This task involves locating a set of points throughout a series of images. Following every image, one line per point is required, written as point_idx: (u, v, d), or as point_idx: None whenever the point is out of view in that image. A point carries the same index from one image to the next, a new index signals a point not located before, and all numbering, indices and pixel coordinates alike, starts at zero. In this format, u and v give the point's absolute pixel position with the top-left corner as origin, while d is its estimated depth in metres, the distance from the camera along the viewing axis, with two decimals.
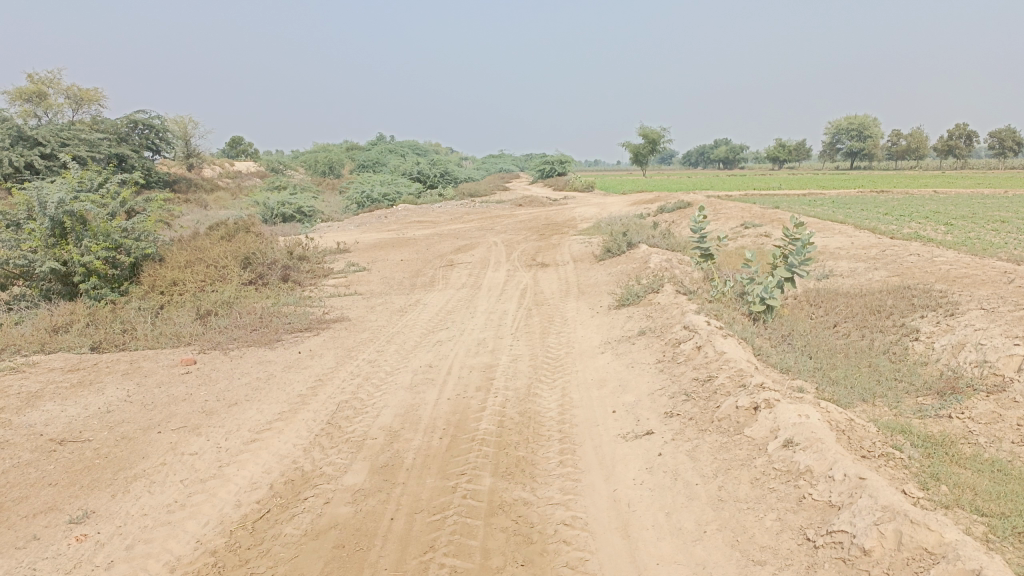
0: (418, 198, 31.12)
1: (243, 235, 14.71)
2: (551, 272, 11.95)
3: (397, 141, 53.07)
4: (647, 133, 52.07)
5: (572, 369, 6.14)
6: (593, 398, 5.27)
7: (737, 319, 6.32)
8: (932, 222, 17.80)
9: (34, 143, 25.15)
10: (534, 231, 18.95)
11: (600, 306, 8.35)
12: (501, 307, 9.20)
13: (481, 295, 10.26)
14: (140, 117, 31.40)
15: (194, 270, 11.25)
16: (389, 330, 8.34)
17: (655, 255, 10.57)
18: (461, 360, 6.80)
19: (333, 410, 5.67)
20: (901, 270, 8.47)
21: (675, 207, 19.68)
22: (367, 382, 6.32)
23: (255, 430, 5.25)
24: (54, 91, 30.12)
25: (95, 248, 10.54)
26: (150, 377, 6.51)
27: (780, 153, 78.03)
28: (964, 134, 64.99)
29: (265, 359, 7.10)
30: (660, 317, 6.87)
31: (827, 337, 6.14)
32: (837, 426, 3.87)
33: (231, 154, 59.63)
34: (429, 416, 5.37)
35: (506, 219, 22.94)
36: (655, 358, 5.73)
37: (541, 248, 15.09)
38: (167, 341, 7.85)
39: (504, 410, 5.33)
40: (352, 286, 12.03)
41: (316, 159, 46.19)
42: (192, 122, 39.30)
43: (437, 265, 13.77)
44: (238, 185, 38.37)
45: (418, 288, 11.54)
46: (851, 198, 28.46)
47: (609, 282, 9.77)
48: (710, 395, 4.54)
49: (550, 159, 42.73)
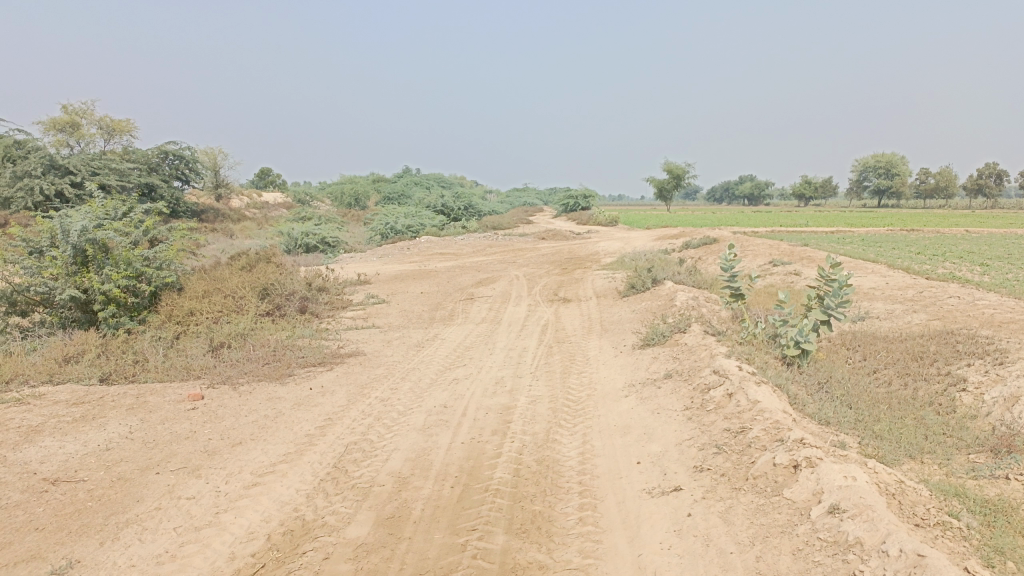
0: (441, 231, 31.07)
1: (263, 266, 14.58)
2: (573, 308, 11.64)
3: (422, 174, 53.41)
4: (672, 168, 51.98)
5: (594, 414, 5.81)
6: (616, 447, 4.93)
7: (770, 363, 5.96)
8: (968, 263, 17.28)
9: (66, 172, 25.50)
10: (556, 266, 18.67)
11: (624, 346, 8.02)
12: (521, 344, 8.90)
13: (501, 331, 9.97)
14: (171, 148, 31.83)
15: (211, 301, 11.10)
16: (404, 366, 8.06)
17: (681, 293, 10.23)
18: (477, 400, 6.49)
19: (341, 452, 5.38)
20: (941, 314, 8.06)
21: (701, 242, 19.33)
22: (379, 423, 6.03)
23: (257, 474, 4.97)
24: (88, 121, 30.66)
25: (115, 276, 10.42)
26: (154, 413, 6.28)
27: (806, 191, 77.40)
28: (995, 174, 64.13)
29: (275, 395, 6.85)
30: (687, 358, 6.53)
31: (867, 386, 5.77)
32: (886, 489, 3.51)
33: (259, 184, 60.34)
34: (441, 461, 5.05)
35: (528, 252, 22.70)
36: (682, 404, 5.38)
37: (563, 283, 14.80)
38: (177, 374, 7.65)
39: (521, 457, 5.00)
40: (371, 319, 11.80)
41: (341, 191, 46.49)
42: (221, 152, 39.80)
43: (457, 298, 13.52)
44: (264, 215, 38.67)
45: (437, 322, 11.28)
46: (881, 237, 27.95)
47: (633, 320, 9.44)
48: (744, 449, 4.19)
49: (574, 194, 42.67)
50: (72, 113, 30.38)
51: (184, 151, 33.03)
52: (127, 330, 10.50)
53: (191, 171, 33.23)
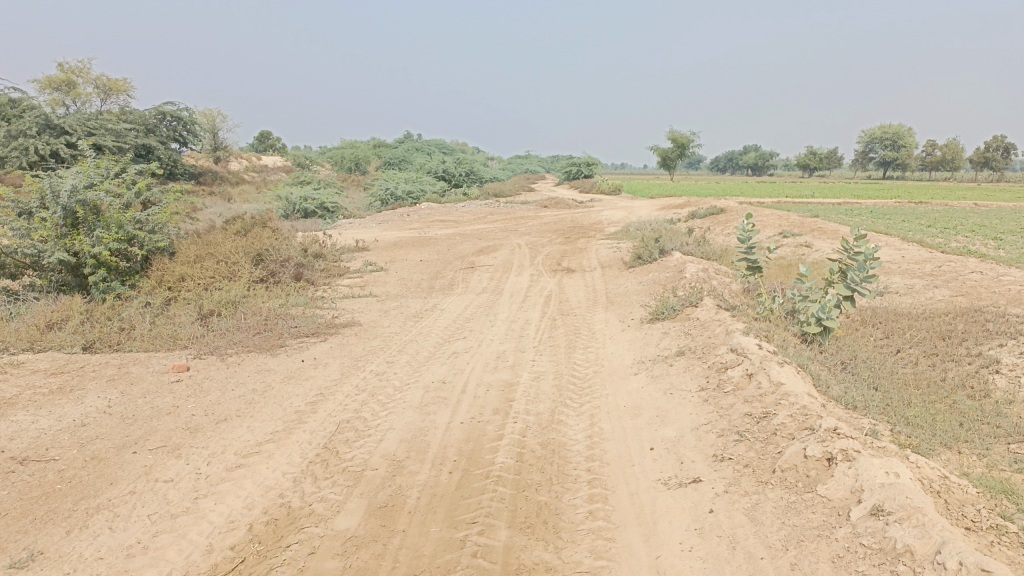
0: (442, 197, 30.58)
1: (258, 230, 14.17)
2: (577, 279, 11.27)
3: (424, 140, 52.70)
4: (676, 137, 51.28)
5: (601, 393, 5.46)
6: (627, 431, 4.59)
7: (790, 340, 5.59)
8: (981, 236, 16.86)
9: (61, 132, 24.95)
10: (559, 235, 18.24)
11: (631, 319, 7.66)
12: (524, 316, 8.53)
13: (503, 301, 9.61)
14: (168, 109, 31.19)
15: (204, 266, 10.72)
16: (402, 338, 7.71)
17: (690, 264, 9.84)
18: (477, 376, 6.15)
19: (332, 430, 5.04)
20: (965, 290, 7.67)
21: (707, 212, 18.89)
22: (373, 399, 5.69)
23: (241, 455, 4.63)
24: (83, 81, 29.98)
25: (106, 239, 10.01)
26: (136, 386, 5.94)
27: (811, 162, 76.62)
28: (1001, 147, 63.39)
29: (264, 367, 6.51)
30: (700, 334, 6.17)
31: (894, 367, 5.41)
32: (931, 486, 3.16)
33: (259, 148, 59.61)
34: (438, 443, 4.71)
35: (530, 220, 22.26)
36: (697, 385, 5.03)
37: (567, 252, 14.40)
38: (164, 343, 7.29)
39: (524, 440, 4.66)
40: (368, 288, 11.43)
41: (341, 155, 45.84)
42: (219, 114, 39.12)
43: (457, 267, 13.13)
44: (263, 179, 38.10)
45: (436, 291, 10.92)
46: (888, 209, 27.50)
47: (641, 292, 9.07)
48: (769, 437, 3.84)
49: (577, 161, 42.08)
50: (67, 72, 29.69)
51: (182, 113, 32.39)
52: (118, 295, 10.09)
53: (189, 133, 32.62)
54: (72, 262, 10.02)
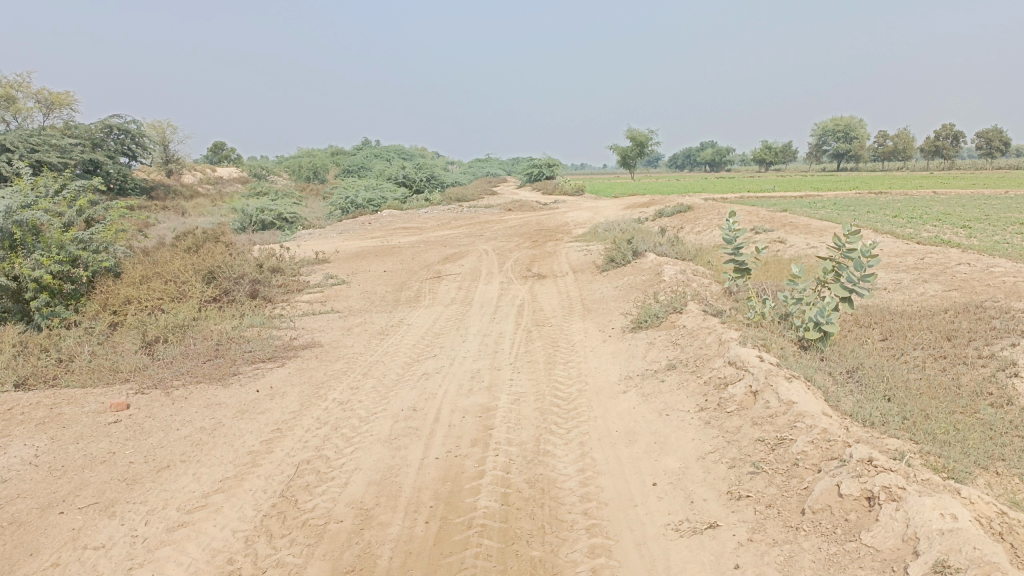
0: (404, 203, 29.94)
1: (210, 246, 13.43)
2: (549, 285, 10.78)
3: (383, 147, 51.94)
4: (635, 135, 51.25)
5: (589, 415, 4.96)
6: (624, 462, 4.09)
7: (789, 349, 5.14)
8: (949, 225, 16.78)
9: (3, 150, 23.79)
10: (526, 239, 17.74)
11: (612, 328, 7.17)
12: (497, 329, 8.00)
13: (473, 313, 9.06)
14: (116, 122, 30.06)
15: (150, 287, 10.01)
16: (366, 359, 7.13)
17: (667, 266, 9.41)
18: (451, 401, 5.61)
19: (290, 474, 4.46)
20: (958, 284, 7.34)
21: (675, 211, 18.56)
22: (336, 433, 5.11)
23: (186, 512, 4.03)
24: (24, 95, 28.68)
25: (47, 261, 9.26)
26: (68, 429, 5.27)
27: (768, 156, 77.41)
28: (951, 135, 64.64)
29: (214, 399, 5.88)
30: (691, 345, 5.70)
31: (903, 373, 5.00)
32: (994, 528, 2.72)
33: (214, 159, 58.17)
34: (411, 485, 4.16)
35: (495, 224, 21.75)
36: (696, 405, 4.56)
37: (536, 257, 13.90)
38: (103, 376, 6.61)
39: (508, 477, 4.13)
40: (329, 303, 10.82)
41: (298, 164, 44.86)
42: (170, 126, 37.92)
43: (423, 277, 12.55)
44: (218, 191, 37.05)
45: (401, 304, 10.35)
46: (851, 200, 27.57)
47: (618, 298, 8.60)
48: (791, 469, 3.39)
49: (538, 163, 41.72)
50: (7, 87, 28.37)
51: (130, 125, 31.25)
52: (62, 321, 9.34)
53: (138, 146, 31.48)
54: (12, 288, 9.24)
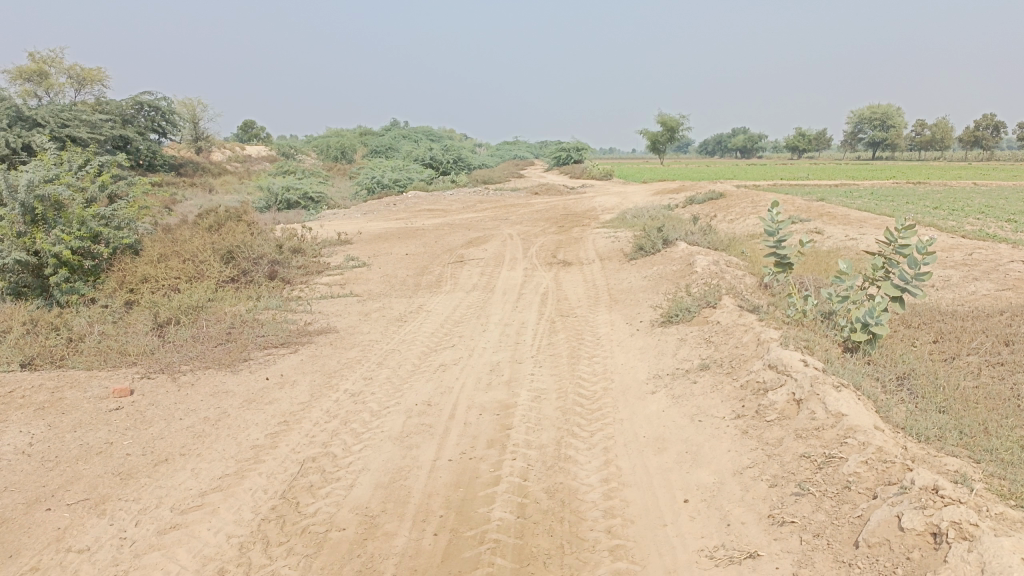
0: (430, 185, 29.67)
1: (231, 225, 13.24)
2: (574, 273, 10.42)
3: (410, 128, 51.66)
4: (666, 120, 50.40)
5: (614, 418, 4.62)
6: (652, 473, 3.75)
7: (833, 353, 4.75)
8: (993, 218, 16.12)
9: (33, 124, 23.82)
10: (552, 224, 17.35)
11: (641, 322, 6.80)
12: (520, 319, 7.67)
13: (495, 301, 8.74)
14: (145, 99, 30.05)
15: (168, 265, 9.81)
16: (382, 347, 6.84)
17: (699, 256, 9.01)
18: (468, 396, 5.31)
19: (294, 473, 4.18)
20: (1012, 283, 6.86)
21: (706, 198, 18.05)
22: (345, 428, 4.83)
23: (179, 513, 3.77)
24: (56, 70, 28.70)
25: (69, 237, 9.08)
26: (67, 416, 5.05)
27: (801, 143, 75.97)
28: (991, 125, 62.85)
29: (222, 388, 5.63)
30: (725, 343, 5.33)
31: (959, 381, 4.59)
32: None
33: (243, 137, 58.28)
34: (421, 490, 3.86)
35: (521, 208, 21.37)
36: (732, 411, 4.20)
37: (562, 243, 13.54)
38: (111, 359, 6.39)
39: (526, 485, 3.81)
40: (348, 286, 10.57)
41: (325, 144, 44.73)
42: (199, 103, 37.90)
43: (445, 261, 12.25)
44: (246, 169, 37.05)
45: (422, 289, 10.06)
46: (888, 190, 26.82)
47: (647, 289, 8.23)
48: (841, 493, 3.04)
49: (566, 147, 41.16)
50: (39, 62, 28.40)
51: (159, 102, 31.24)
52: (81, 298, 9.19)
53: (167, 122, 31.47)
54: (34, 263, 9.07)
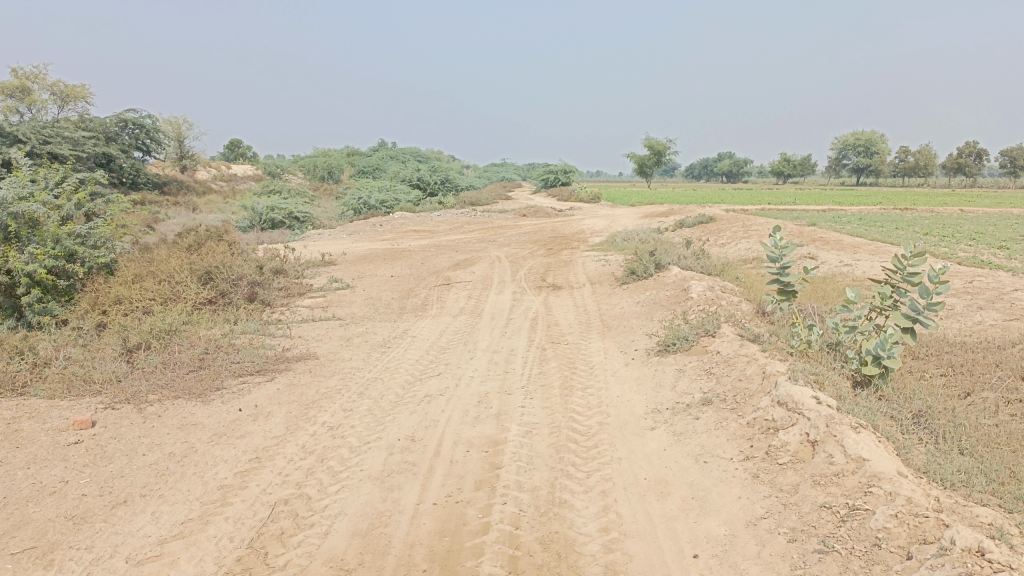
0: (417, 205, 29.41)
1: (212, 245, 12.88)
2: (564, 298, 10.13)
3: (398, 149, 51.52)
4: (653, 144, 50.54)
5: (612, 457, 4.30)
6: (656, 521, 3.44)
7: (844, 388, 4.47)
8: (984, 245, 16.00)
9: (14, 140, 23.37)
10: (541, 246, 17.09)
11: (635, 350, 6.51)
12: (508, 346, 7.35)
13: (483, 326, 8.42)
14: (130, 116, 29.69)
15: (143, 286, 9.42)
16: (364, 375, 6.50)
17: (694, 282, 8.74)
18: (454, 431, 4.97)
19: (264, 518, 3.83)
20: (1020, 313, 6.62)
21: (696, 222, 17.87)
22: (321, 466, 4.48)
23: (134, 565, 3.41)
24: (39, 86, 28.30)
25: (42, 254, 8.69)
26: (21, 451, 4.67)
27: (786, 168, 76.49)
28: (973, 152, 63.51)
29: (190, 421, 5.26)
30: (727, 376, 5.04)
31: (978, 418, 4.31)
32: None
33: (229, 155, 57.90)
34: (402, 539, 3.52)
35: (509, 230, 21.12)
36: (740, 453, 3.91)
37: (551, 266, 13.26)
38: (74, 387, 6.00)
39: (517, 535, 3.48)
40: (331, 309, 10.22)
41: (312, 164, 44.45)
42: (185, 121, 37.56)
43: (432, 284, 11.93)
44: (231, 188, 36.68)
45: (407, 313, 9.73)
46: (874, 215, 26.83)
47: (641, 315, 7.94)
48: (870, 552, 2.75)
49: (554, 169, 41.06)
50: (22, 77, 28.00)
51: (144, 120, 30.90)
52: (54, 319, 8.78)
53: (152, 140, 31.10)
54: (4, 282, 8.67)
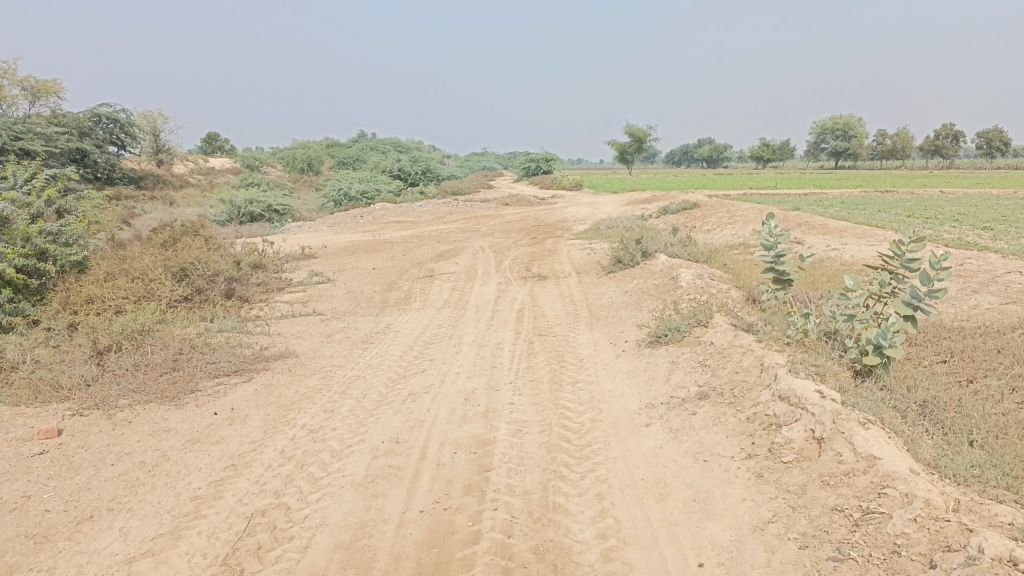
0: (398, 196, 29.07)
1: (187, 240, 12.55)
2: (550, 288, 9.94)
3: (377, 139, 51.01)
4: (633, 131, 50.37)
5: (606, 456, 4.12)
6: (657, 525, 3.26)
7: (845, 379, 4.30)
8: (967, 226, 15.98)
9: None
10: (524, 235, 16.88)
11: (625, 342, 6.32)
12: (495, 340, 7.14)
13: (468, 319, 8.20)
14: (103, 110, 29.08)
15: (115, 284, 9.09)
16: (346, 373, 6.27)
17: (682, 270, 8.57)
18: (441, 431, 4.77)
19: (240, 531, 3.60)
20: (1014, 296, 6.51)
21: (680, 208, 17.71)
22: (301, 472, 4.25)
23: None
24: (8, 81, 27.60)
25: (11, 253, 8.37)
26: None
27: (766, 153, 76.64)
28: (950, 134, 63.90)
29: (163, 427, 5.02)
30: (723, 369, 4.86)
31: (984, 407, 4.16)
32: None
33: (207, 149, 57.09)
34: (388, 551, 3.30)
35: (492, 219, 20.89)
36: (741, 450, 3.74)
37: (535, 256, 13.06)
38: (42, 393, 5.72)
39: (510, 544, 3.28)
40: (311, 304, 9.96)
41: (291, 155, 43.88)
42: (160, 115, 36.91)
43: (414, 276, 11.69)
44: (209, 182, 36.11)
45: (389, 307, 9.50)
46: (856, 198, 26.87)
47: (629, 305, 7.77)
48: (890, 560, 2.59)
49: (535, 157, 40.78)
50: None
51: (118, 114, 30.31)
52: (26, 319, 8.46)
53: (126, 134, 30.50)
54: None
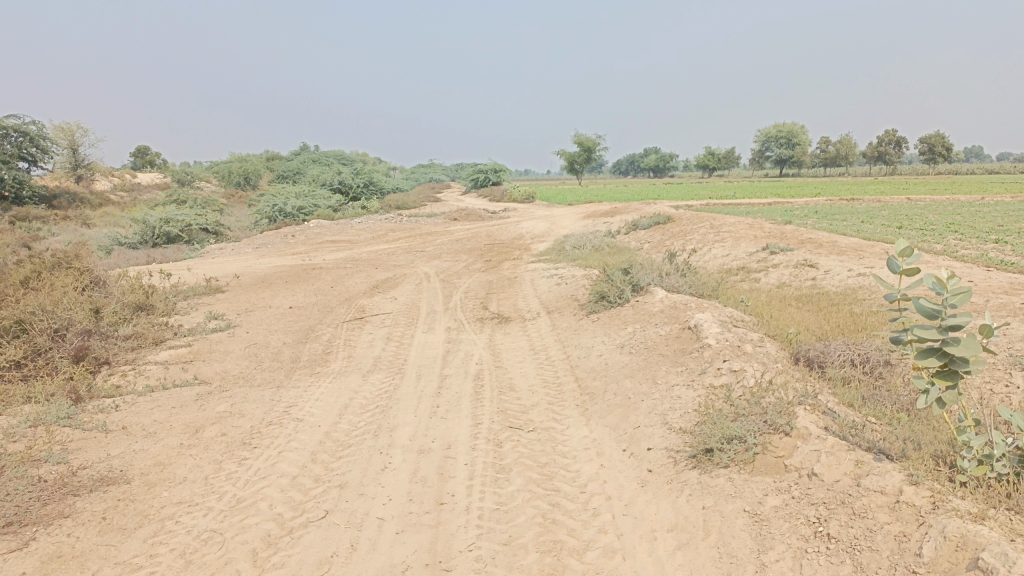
0: (337, 212, 26.41)
1: (55, 275, 9.81)
2: (515, 336, 7.58)
3: (320, 152, 48.03)
4: (582, 141, 48.39)
5: None
6: None
7: None
8: (974, 238, 14.11)
9: None
10: (477, 257, 14.49)
11: (651, 455, 3.99)
12: (443, 439, 4.71)
13: (405, 394, 5.78)
14: (9, 121, 25.76)
15: None
16: (200, 520, 3.80)
17: (697, 314, 6.29)
18: None
19: None
20: None
21: (651, 223, 15.56)
22: None
23: None
24: None
25: None
26: None
27: (713, 162, 75.68)
28: (893, 140, 63.31)
29: None
30: (874, 562, 2.57)
31: None
32: None
33: (137, 166, 53.35)
34: None
35: (439, 237, 18.47)
36: None
37: (492, 286, 10.71)
38: None
39: None
40: (199, 364, 7.40)
41: (227, 169, 40.69)
42: (78, 128, 33.37)
43: (340, 318, 9.19)
44: (133, 199, 32.80)
45: (301, 369, 7.02)
46: (827, 208, 25.12)
47: (634, 373, 5.46)
48: None
49: (483, 168, 38.46)
50: None
51: (27, 125, 26.89)
52: None
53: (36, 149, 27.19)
54: None
